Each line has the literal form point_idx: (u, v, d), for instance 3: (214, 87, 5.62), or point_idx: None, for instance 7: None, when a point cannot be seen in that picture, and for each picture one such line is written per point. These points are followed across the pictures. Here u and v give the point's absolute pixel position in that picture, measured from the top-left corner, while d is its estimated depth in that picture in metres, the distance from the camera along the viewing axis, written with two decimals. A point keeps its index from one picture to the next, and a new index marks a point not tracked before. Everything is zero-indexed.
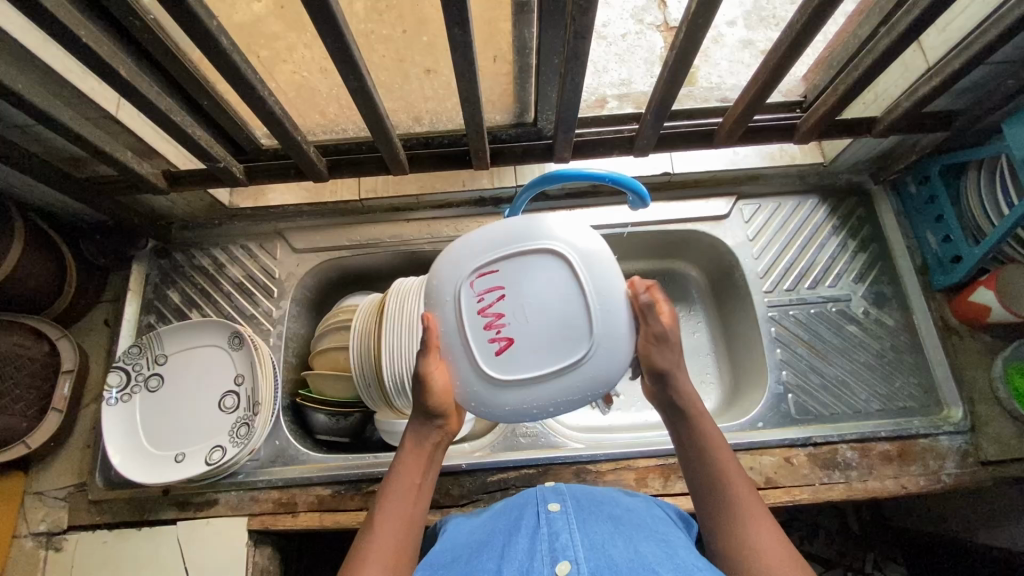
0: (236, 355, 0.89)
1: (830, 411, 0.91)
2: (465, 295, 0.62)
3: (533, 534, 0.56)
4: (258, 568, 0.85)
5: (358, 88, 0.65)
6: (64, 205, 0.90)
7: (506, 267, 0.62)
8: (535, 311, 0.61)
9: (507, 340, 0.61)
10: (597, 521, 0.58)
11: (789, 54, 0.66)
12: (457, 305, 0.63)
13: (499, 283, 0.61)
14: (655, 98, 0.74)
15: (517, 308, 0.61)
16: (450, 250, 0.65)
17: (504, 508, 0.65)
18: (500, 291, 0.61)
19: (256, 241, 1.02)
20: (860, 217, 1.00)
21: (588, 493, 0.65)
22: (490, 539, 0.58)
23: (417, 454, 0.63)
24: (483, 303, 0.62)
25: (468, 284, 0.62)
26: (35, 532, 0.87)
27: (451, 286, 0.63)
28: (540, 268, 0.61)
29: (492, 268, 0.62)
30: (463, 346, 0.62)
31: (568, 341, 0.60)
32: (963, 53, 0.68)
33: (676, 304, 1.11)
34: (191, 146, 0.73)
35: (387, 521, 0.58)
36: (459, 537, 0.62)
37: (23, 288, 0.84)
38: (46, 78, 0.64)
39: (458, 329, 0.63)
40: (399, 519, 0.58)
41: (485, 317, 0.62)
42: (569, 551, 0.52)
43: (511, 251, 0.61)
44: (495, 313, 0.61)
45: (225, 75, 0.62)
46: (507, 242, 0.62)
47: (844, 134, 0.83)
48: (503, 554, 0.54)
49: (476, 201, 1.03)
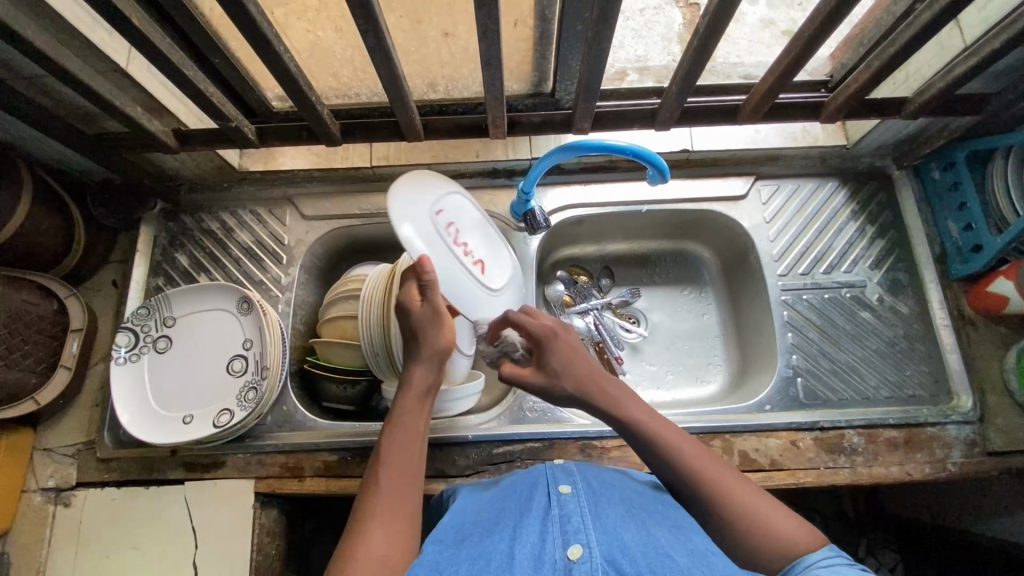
0: (244, 320, 0.89)
1: (839, 396, 0.90)
2: (437, 228, 0.72)
3: (544, 515, 0.56)
4: (264, 529, 0.86)
5: (377, 47, 0.63)
6: (72, 162, 0.89)
7: (447, 206, 0.77)
8: (474, 231, 0.80)
9: (480, 260, 0.78)
10: (608, 504, 0.58)
11: (822, 28, 0.63)
12: (438, 238, 0.71)
13: (451, 219, 0.76)
14: (680, 73, 0.72)
15: (468, 238, 0.78)
16: (401, 196, 0.69)
17: (513, 489, 0.65)
18: (453, 224, 0.76)
19: (265, 206, 1.00)
20: (880, 202, 0.98)
21: (598, 477, 0.65)
22: (499, 520, 0.58)
23: (419, 395, 0.65)
24: (452, 236, 0.74)
25: (434, 221, 0.72)
26: (44, 488, 0.88)
27: (421, 221, 0.71)
28: (455, 200, 0.79)
29: (439, 208, 0.75)
30: (467, 276, 0.74)
31: (498, 255, 0.83)
32: (1004, 32, 0.65)
33: (687, 284, 1.09)
34: (203, 104, 0.71)
35: (398, 466, 0.59)
36: (466, 515, 0.62)
37: (31, 244, 0.83)
38: (56, 26, 0.62)
39: (449, 255, 0.72)
40: (407, 459, 0.60)
41: (460, 245, 0.75)
42: (581, 533, 0.52)
43: (444, 195, 0.77)
44: (462, 240, 0.76)
45: (240, 28, 0.59)
46: (437, 187, 0.76)
47: (872, 115, 0.80)
48: (514, 534, 0.54)
49: (489, 172, 1.01)
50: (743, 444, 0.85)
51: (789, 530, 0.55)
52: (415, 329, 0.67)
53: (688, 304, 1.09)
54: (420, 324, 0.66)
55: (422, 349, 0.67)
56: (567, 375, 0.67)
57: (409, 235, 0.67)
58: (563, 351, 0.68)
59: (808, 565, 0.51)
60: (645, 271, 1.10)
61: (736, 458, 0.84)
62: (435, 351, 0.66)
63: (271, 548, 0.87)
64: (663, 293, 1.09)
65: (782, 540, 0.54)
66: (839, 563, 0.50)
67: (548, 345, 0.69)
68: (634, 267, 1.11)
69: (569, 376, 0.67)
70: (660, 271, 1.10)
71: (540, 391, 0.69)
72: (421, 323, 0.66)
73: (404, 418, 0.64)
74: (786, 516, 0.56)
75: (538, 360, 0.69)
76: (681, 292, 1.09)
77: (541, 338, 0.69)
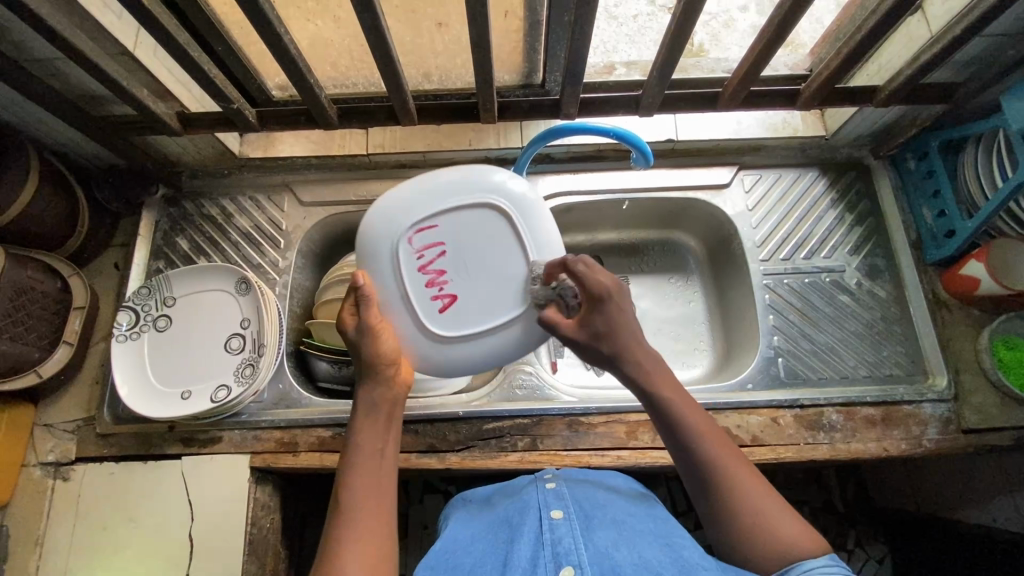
0: (242, 300, 0.92)
1: (818, 375, 0.93)
2: (405, 249, 0.69)
3: (536, 539, 0.55)
4: (259, 504, 0.88)
5: (373, 29, 0.66)
6: (78, 146, 0.92)
7: (443, 224, 0.69)
8: (472, 265, 0.70)
9: (449, 298, 0.69)
10: (602, 527, 0.57)
11: (792, 14, 0.67)
12: (397, 260, 0.68)
13: (439, 240, 0.69)
14: (657, 64, 0.76)
15: (453, 267, 0.70)
16: (382, 207, 0.69)
17: (503, 514, 0.63)
18: (439, 248, 0.69)
19: (264, 193, 1.04)
20: (858, 191, 1.02)
21: (591, 498, 0.64)
22: (491, 553, 0.56)
23: (369, 413, 0.61)
24: (423, 260, 0.69)
25: (408, 241, 0.68)
26: (43, 462, 0.90)
27: (389, 236, 0.68)
28: (471, 215, 0.69)
29: (431, 224, 0.69)
30: (408, 310, 0.69)
31: (501, 298, 0.70)
32: (966, 19, 0.69)
33: (674, 273, 1.13)
34: (207, 85, 0.75)
35: (358, 495, 0.55)
36: (459, 545, 0.60)
37: (38, 224, 0.86)
38: (68, 8, 0.66)
39: (401, 284, 0.69)
40: (367, 488, 0.56)
41: (427, 275, 0.69)
42: (573, 557, 0.51)
43: (448, 207, 0.69)
44: (436, 269, 0.69)
45: (244, 10, 0.63)
46: (441, 195, 0.69)
47: (845, 103, 0.84)
48: (507, 563, 0.53)
49: (482, 160, 1.04)
50: (725, 420, 0.88)
51: (793, 538, 0.53)
52: (353, 345, 0.66)
53: (675, 291, 1.12)
54: (355, 340, 0.65)
55: (359, 364, 0.65)
56: (608, 339, 0.62)
57: (364, 247, 0.70)
58: (612, 308, 0.62)
59: (806, 570, 0.50)
60: (633, 259, 1.14)
61: None
62: (373, 363, 0.63)
63: (266, 521, 0.89)
64: (652, 281, 1.13)
65: (785, 545, 0.53)
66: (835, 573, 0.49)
67: (599, 306, 0.62)
68: (623, 256, 1.14)
69: (605, 340, 0.62)
70: (648, 260, 1.13)
71: (573, 345, 0.65)
72: (357, 338, 0.65)
73: (360, 441, 0.59)
74: (794, 520, 0.54)
75: (585, 319, 0.63)
76: (669, 280, 1.12)
77: (603, 295, 0.61)
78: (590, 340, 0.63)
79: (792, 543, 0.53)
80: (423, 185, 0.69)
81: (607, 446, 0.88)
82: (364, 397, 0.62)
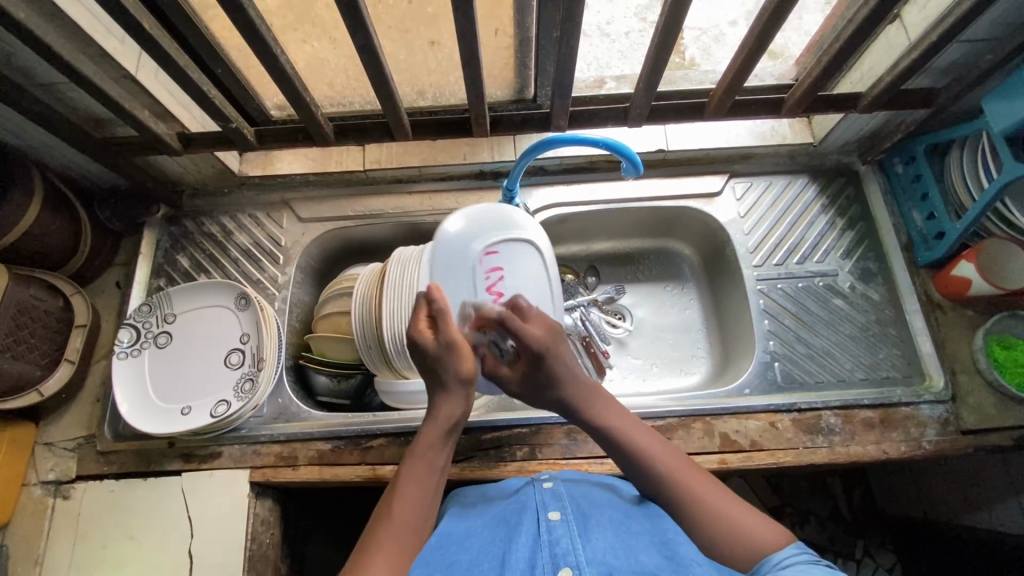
0: (242, 315, 0.93)
1: (815, 379, 0.93)
2: (474, 270, 0.81)
3: (533, 541, 0.55)
4: (259, 519, 0.88)
5: (365, 47, 0.68)
6: (81, 168, 0.94)
7: (504, 251, 0.82)
8: (524, 286, 0.82)
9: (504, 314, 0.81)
10: (598, 526, 0.58)
11: (771, 24, 0.69)
12: (471, 275, 0.81)
13: (499, 265, 0.82)
14: (643, 75, 0.78)
15: (511, 290, 0.82)
16: (455, 236, 0.83)
17: (500, 513, 0.64)
18: (500, 272, 0.82)
19: (264, 210, 1.05)
20: (848, 197, 1.03)
21: (586, 496, 0.65)
22: (489, 550, 0.57)
23: (442, 425, 0.63)
24: (488, 279, 0.82)
25: (479, 261, 0.82)
26: (44, 481, 0.90)
27: (465, 256, 0.82)
28: (523, 248, 0.84)
29: (495, 249, 0.82)
30: (469, 316, 0.80)
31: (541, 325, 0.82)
32: (941, 26, 0.71)
33: (669, 281, 1.14)
34: (207, 106, 0.77)
35: (408, 501, 0.58)
36: (455, 541, 0.60)
37: (41, 244, 0.88)
38: (71, 34, 0.68)
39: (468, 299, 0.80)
40: (418, 498, 0.59)
41: (490, 292, 0.81)
42: (569, 558, 0.52)
43: (507, 238, 0.83)
44: (498, 290, 0.81)
45: (241, 32, 0.65)
46: (505, 229, 0.83)
47: (829, 109, 0.86)
48: (504, 561, 0.54)
49: (476, 174, 1.06)
50: (723, 425, 0.88)
51: (759, 535, 0.55)
52: (432, 360, 0.64)
53: (671, 299, 1.13)
54: (433, 353, 0.64)
55: (443, 379, 0.64)
56: (552, 390, 0.66)
57: (441, 265, 0.82)
58: (550, 362, 0.65)
59: (774, 565, 0.51)
60: (629, 268, 1.15)
61: (717, 439, 0.87)
62: (454, 381, 0.64)
63: (266, 537, 0.89)
64: (647, 289, 1.14)
65: (751, 543, 0.54)
66: (804, 561, 0.51)
67: (536, 361, 0.65)
68: (618, 265, 1.15)
69: (552, 391, 0.66)
70: (644, 269, 1.15)
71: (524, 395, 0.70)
72: (438, 353, 0.64)
73: (421, 449, 0.62)
74: (755, 515, 0.57)
75: (528, 372, 0.67)
76: (664, 288, 1.13)
77: (539, 351, 0.64)
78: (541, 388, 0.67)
79: (759, 539, 0.54)
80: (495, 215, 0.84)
81: (607, 454, 0.88)
82: (441, 407, 0.64)
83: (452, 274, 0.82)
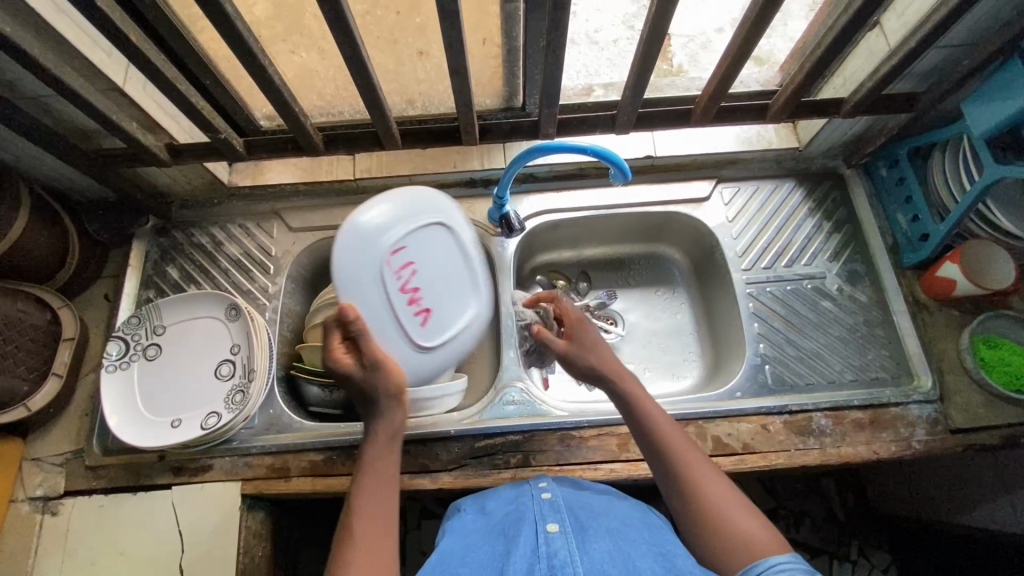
0: (232, 326, 0.92)
1: (806, 381, 0.94)
2: (387, 274, 0.72)
3: (532, 552, 0.55)
4: (251, 532, 0.87)
5: (353, 58, 0.69)
6: (69, 180, 0.93)
7: (412, 243, 0.74)
8: (439, 271, 0.77)
9: (427, 311, 0.75)
10: (596, 537, 0.57)
11: (753, 32, 0.70)
12: (382, 286, 0.71)
13: (410, 259, 0.74)
14: (629, 83, 0.79)
15: (427, 279, 0.75)
16: (357, 233, 0.70)
17: (498, 525, 0.63)
18: (411, 266, 0.74)
19: (254, 220, 1.05)
20: (834, 201, 1.05)
21: (585, 509, 0.64)
22: (487, 563, 0.56)
23: (386, 436, 0.65)
24: (402, 279, 0.73)
25: (386, 261, 0.72)
26: (32, 497, 0.88)
27: (372, 265, 0.71)
28: (432, 230, 0.76)
29: (403, 245, 0.73)
30: (395, 325, 0.73)
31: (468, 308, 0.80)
32: (920, 32, 0.73)
33: (660, 286, 1.14)
34: (195, 118, 0.77)
35: (365, 516, 0.60)
36: (453, 555, 0.60)
37: (28, 257, 0.87)
38: (58, 47, 0.68)
39: (387, 308, 0.72)
40: (374, 513, 0.61)
41: (407, 293, 0.74)
42: (567, 569, 0.52)
43: (414, 226, 0.74)
44: (412, 286, 0.74)
45: (229, 44, 0.65)
46: (408, 216, 0.74)
47: (813, 114, 0.87)
48: (503, 571, 0.53)
49: (467, 182, 1.07)
50: (716, 429, 0.89)
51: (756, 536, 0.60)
52: (360, 382, 0.65)
53: (662, 304, 1.13)
54: (360, 377, 0.65)
55: (374, 398, 0.65)
56: (595, 352, 0.76)
57: (348, 274, 0.69)
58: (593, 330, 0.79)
59: (772, 566, 0.55)
60: (620, 274, 1.15)
61: (710, 442, 0.88)
62: (386, 394, 0.65)
63: (258, 550, 0.88)
64: (638, 294, 1.14)
65: (750, 544, 0.59)
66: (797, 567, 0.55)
67: (580, 325, 0.79)
68: (610, 271, 1.16)
69: (592, 352, 0.76)
70: (634, 274, 1.15)
71: (568, 360, 0.78)
72: (364, 375, 0.65)
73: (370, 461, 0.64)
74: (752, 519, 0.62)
75: (574, 335, 0.78)
76: (655, 292, 1.14)
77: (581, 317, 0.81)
78: (574, 354, 0.77)
79: (756, 542, 0.59)
80: (392, 200, 0.73)
81: (600, 459, 0.88)
82: (381, 422, 0.66)
83: (368, 281, 0.70)
